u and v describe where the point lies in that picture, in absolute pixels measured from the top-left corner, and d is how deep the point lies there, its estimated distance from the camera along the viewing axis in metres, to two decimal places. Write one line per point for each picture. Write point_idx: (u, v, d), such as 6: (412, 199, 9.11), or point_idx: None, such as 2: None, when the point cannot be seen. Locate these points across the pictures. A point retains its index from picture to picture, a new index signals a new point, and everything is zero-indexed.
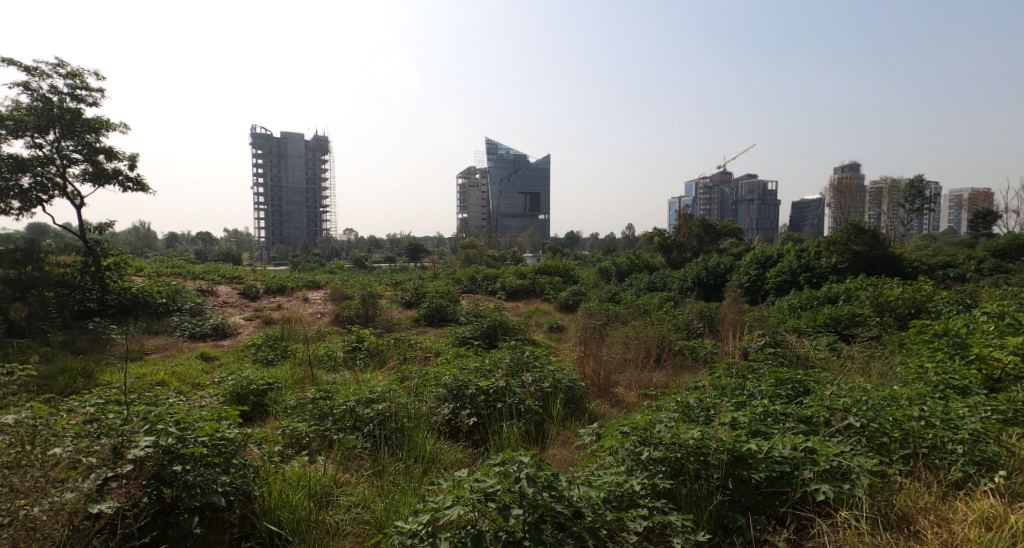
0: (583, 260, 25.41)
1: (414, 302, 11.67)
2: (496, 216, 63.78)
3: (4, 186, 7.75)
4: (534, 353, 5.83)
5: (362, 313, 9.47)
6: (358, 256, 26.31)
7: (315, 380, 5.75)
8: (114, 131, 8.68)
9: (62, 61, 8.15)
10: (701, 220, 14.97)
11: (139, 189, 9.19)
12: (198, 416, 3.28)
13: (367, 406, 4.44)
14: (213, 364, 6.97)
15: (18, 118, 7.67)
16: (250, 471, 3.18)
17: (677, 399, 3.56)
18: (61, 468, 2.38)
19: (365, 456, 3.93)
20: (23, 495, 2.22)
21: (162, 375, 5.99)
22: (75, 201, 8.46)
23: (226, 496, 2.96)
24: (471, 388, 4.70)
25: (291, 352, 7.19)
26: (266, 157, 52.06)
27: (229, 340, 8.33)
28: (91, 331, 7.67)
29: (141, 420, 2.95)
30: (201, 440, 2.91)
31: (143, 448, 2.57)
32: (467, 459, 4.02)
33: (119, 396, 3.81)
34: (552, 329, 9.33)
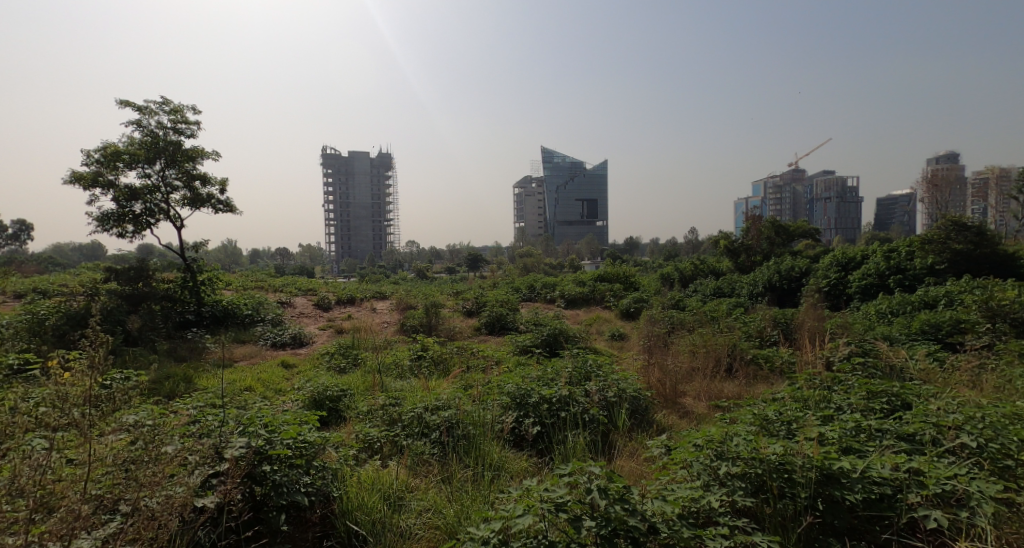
0: (645, 266, 24.83)
1: (475, 311, 11.85)
2: (555, 225, 63.70)
3: (121, 213, 8.68)
4: (597, 362, 5.73)
5: (426, 323, 9.74)
6: (420, 267, 27.05)
7: (385, 388, 5.97)
8: (208, 159, 9.48)
9: (165, 98, 9.02)
10: (772, 221, 14.21)
11: (228, 210, 9.97)
12: (283, 420, 3.54)
13: (434, 413, 4.54)
14: (292, 370, 7.41)
15: (132, 152, 8.57)
16: (329, 473, 3.37)
17: (754, 411, 3.38)
18: (172, 464, 2.52)
19: (433, 462, 4.00)
20: (143, 486, 2.35)
21: (249, 382, 6.44)
22: (176, 224, 9.31)
23: (308, 496, 3.16)
24: (534, 397, 4.69)
25: (362, 360, 7.50)
26: (335, 175, 55.17)
27: (306, 348, 8.83)
28: (189, 340, 8.43)
29: (235, 423, 3.26)
30: (286, 442, 3.18)
31: (238, 448, 2.86)
32: (533, 469, 4.01)
33: (215, 400, 4.16)
34: (615, 337, 9.15)
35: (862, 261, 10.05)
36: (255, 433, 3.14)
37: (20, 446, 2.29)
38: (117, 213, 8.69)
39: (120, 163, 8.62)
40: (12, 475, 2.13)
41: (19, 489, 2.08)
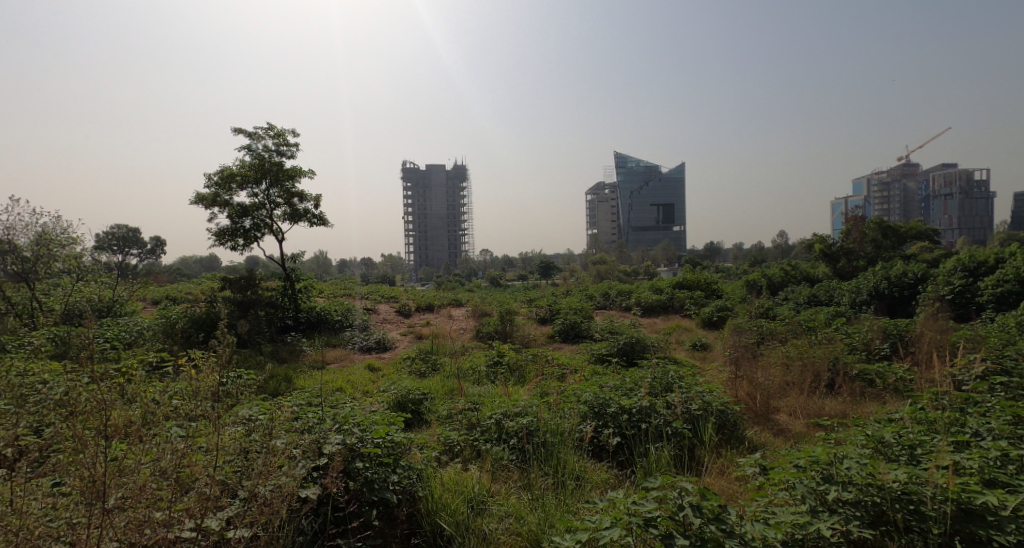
0: (728, 272, 23.58)
1: (549, 318, 11.81)
2: (630, 231, 62.29)
3: (234, 228, 9.61)
4: (679, 373, 5.49)
5: (500, 330, 9.86)
6: (494, 275, 27.46)
7: (463, 392, 6.09)
8: (305, 177, 10.25)
9: (270, 124, 9.88)
10: (878, 222, 12.95)
11: (321, 224, 10.71)
12: (373, 420, 3.72)
13: (512, 419, 4.56)
14: (377, 373, 7.79)
15: (243, 173, 9.48)
16: (415, 473, 3.47)
17: (866, 431, 3.07)
18: (280, 456, 2.70)
19: (513, 468, 4.01)
20: (259, 475, 2.53)
21: (340, 383, 6.86)
22: (278, 238, 10.14)
23: (396, 494, 3.29)
24: (613, 406, 4.57)
25: (441, 366, 7.71)
26: (415, 188, 57.79)
27: (389, 352, 9.27)
28: (289, 343, 9.13)
29: (331, 421, 3.48)
30: (375, 441, 3.36)
31: (334, 444, 3.08)
32: (613, 481, 3.90)
33: (311, 399, 4.45)
34: (696, 347, 8.74)
35: (995, 266, 8.88)
36: (349, 431, 3.36)
37: (162, 433, 2.59)
38: (231, 228, 9.63)
39: (233, 184, 9.56)
40: (156, 458, 2.42)
41: (161, 470, 2.35)
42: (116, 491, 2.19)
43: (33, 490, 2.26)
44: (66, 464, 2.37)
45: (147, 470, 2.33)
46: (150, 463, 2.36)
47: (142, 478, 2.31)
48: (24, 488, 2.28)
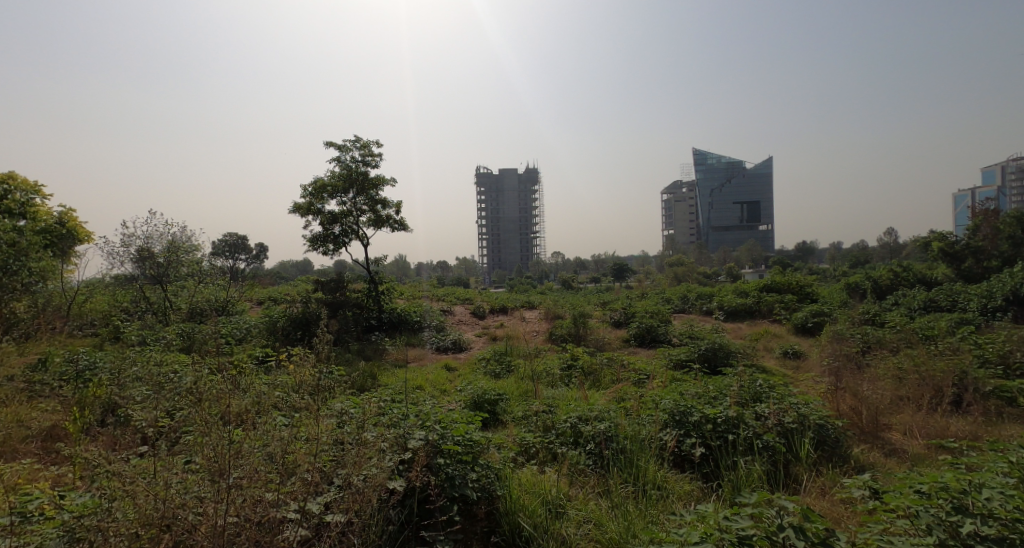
0: (826, 275, 21.68)
1: (623, 322, 11.48)
2: (710, 232, 59.43)
3: (325, 235, 10.26)
4: (771, 382, 5.10)
5: (574, 333, 9.71)
6: (566, 277, 27.16)
7: (538, 395, 6.04)
8: (388, 185, 10.72)
9: (357, 136, 10.45)
10: (1015, 217, 11.34)
11: (402, 229, 11.16)
12: (453, 419, 3.79)
13: (588, 424, 4.44)
14: (454, 373, 7.94)
15: (333, 183, 10.09)
16: (493, 473, 3.48)
17: (1009, 458, 2.66)
18: (370, 448, 2.81)
19: (590, 473, 3.89)
20: (352, 464, 2.65)
21: (420, 381, 7.08)
22: (364, 243, 10.69)
23: (475, 492, 3.32)
24: (696, 415, 4.29)
25: (515, 367, 7.72)
26: (488, 193, 58.81)
27: (464, 353, 9.45)
28: (373, 342, 9.61)
29: (415, 419, 3.58)
30: (456, 439, 3.43)
31: (417, 440, 3.20)
32: (698, 494, 3.68)
33: (393, 396, 4.60)
34: (788, 355, 8.11)
35: None
36: (431, 428, 3.46)
37: (270, 421, 2.80)
38: (323, 234, 10.28)
39: (325, 193, 10.21)
40: (265, 443, 2.62)
41: (269, 456, 2.55)
42: (234, 472, 2.40)
43: (167, 466, 2.52)
44: (193, 445, 2.63)
45: (258, 454, 2.54)
46: (261, 448, 2.57)
47: (253, 461, 2.50)
48: (161, 464, 2.55)
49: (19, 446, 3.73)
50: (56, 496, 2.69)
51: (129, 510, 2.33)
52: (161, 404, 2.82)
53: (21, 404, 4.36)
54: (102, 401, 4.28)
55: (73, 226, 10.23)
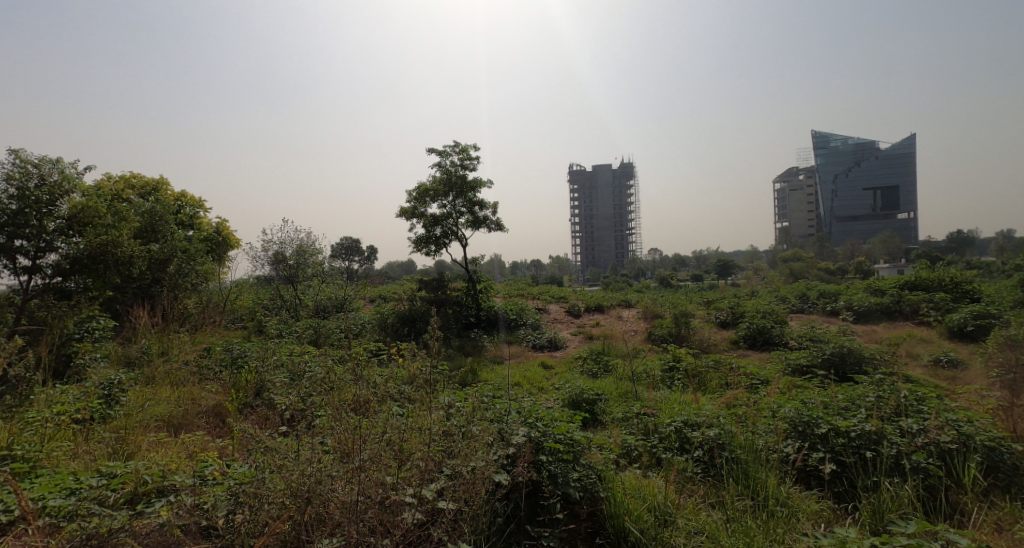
0: (985, 271, 18.57)
1: (731, 322, 10.73)
2: (831, 224, 53.77)
3: (428, 236, 10.77)
4: (916, 394, 4.46)
5: (675, 333, 9.23)
6: (664, 273, 25.97)
7: (638, 397, 5.82)
8: (484, 186, 11.00)
9: (456, 141, 10.84)
10: None
11: (498, 229, 11.40)
12: (554, 416, 3.78)
13: (694, 429, 4.18)
14: (551, 371, 7.92)
15: (435, 188, 10.55)
16: (595, 474, 3.41)
17: None
18: (477, 441, 2.89)
19: (700, 482, 3.65)
20: (462, 456, 2.77)
21: (517, 378, 7.15)
22: (463, 243, 11.05)
23: (577, 491, 3.28)
24: (824, 426, 3.84)
25: (613, 367, 7.52)
26: (582, 191, 58.25)
27: (561, 351, 9.42)
28: (472, 338, 9.93)
29: (517, 416, 3.62)
30: (558, 437, 3.42)
31: (520, 437, 3.24)
32: (827, 515, 3.31)
33: (492, 391, 4.69)
34: (938, 364, 7.04)
35: None
36: (534, 425, 3.50)
37: (386, 410, 2.99)
38: (426, 236, 10.80)
39: (428, 197, 10.73)
40: (383, 430, 2.82)
41: (387, 442, 2.72)
42: (360, 455, 2.60)
43: (297, 446, 2.78)
44: (324, 429, 2.90)
45: (376, 440, 2.72)
46: (379, 434, 2.76)
47: (373, 446, 2.69)
48: (300, 444, 2.81)
49: (193, 420, 4.30)
50: (223, 464, 3.05)
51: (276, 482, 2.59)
52: (296, 392, 3.13)
53: (190, 385, 5.07)
54: (247, 385, 4.84)
55: (227, 235, 11.80)
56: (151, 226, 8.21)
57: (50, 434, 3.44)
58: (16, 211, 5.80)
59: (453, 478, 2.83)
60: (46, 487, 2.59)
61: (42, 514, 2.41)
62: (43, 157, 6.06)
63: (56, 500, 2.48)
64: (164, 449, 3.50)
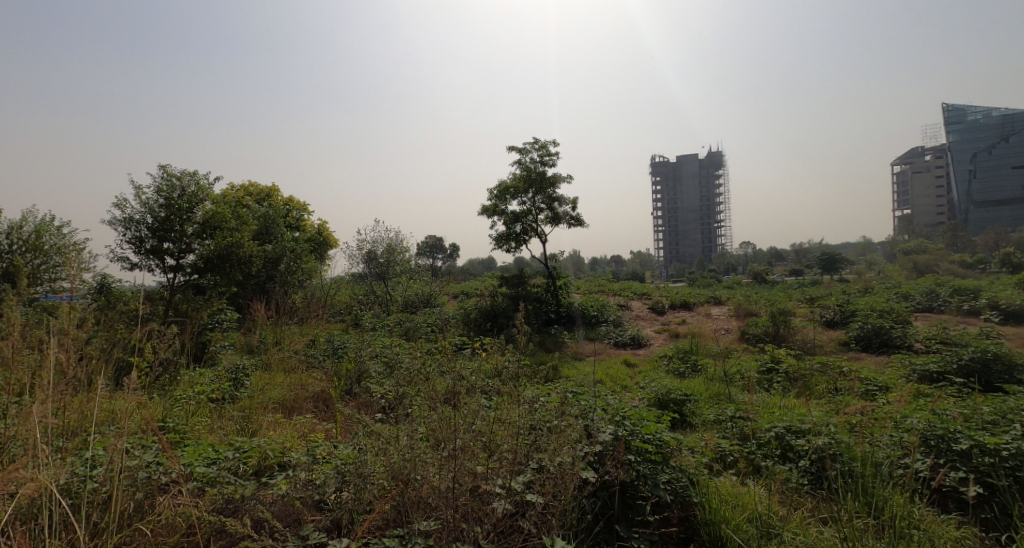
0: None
1: (839, 322, 9.84)
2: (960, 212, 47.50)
3: (508, 233, 10.92)
4: None
5: (773, 333, 8.62)
6: (759, 269, 24.24)
7: (732, 399, 5.50)
8: (563, 182, 10.95)
9: (535, 138, 10.90)
10: None
11: (578, 224, 11.29)
12: (642, 415, 3.69)
13: (800, 437, 3.89)
14: (634, 369, 7.72)
15: (515, 185, 10.67)
16: (686, 478, 3.29)
17: None
18: (568, 437, 2.89)
19: (808, 494, 3.38)
20: (551, 451, 2.79)
21: (600, 375, 7.04)
22: (542, 239, 11.08)
23: (668, 494, 3.18)
24: (965, 442, 3.40)
25: (703, 367, 7.17)
26: (666, 183, 56.18)
27: (644, 349, 9.15)
28: (553, 334, 9.93)
29: (603, 414, 3.57)
30: (647, 437, 3.34)
31: (606, 435, 3.21)
32: (967, 542, 2.92)
33: (577, 388, 4.65)
34: None
35: None
36: (621, 424, 3.44)
37: (477, 402, 3.08)
38: (506, 233, 10.96)
39: (507, 195, 10.86)
40: (474, 420, 2.90)
41: (477, 432, 2.81)
42: (454, 443, 2.69)
43: (397, 432, 2.93)
44: (421, 416, 3.04)
45: (468, 430, 2.81)
46: (470, 424, 2.84)
47: (466, 436, 2.77)
48: (400, 431, 2.98)
49: (302, 404, 4.68)
50: (331, 445, 3.29)
51: (379, 464, 2.76)
52: (395, 381, 3.33)
53: (299, 372, 5.53)
54: (346, 374, 5.18)
55: (326, 235, 12.75)
56: (265, 229, 9.15)
57: (193, 410, 3.91)
58: (164, 218, 6.68)
59: (542, 472, 2.87)
60: (193, 456, 2.93)
61: (190, 478, 2.72)
62: (186, 170, 6.87)
63: (201, 467, 2.79)
64: (279, 429, 3.84)
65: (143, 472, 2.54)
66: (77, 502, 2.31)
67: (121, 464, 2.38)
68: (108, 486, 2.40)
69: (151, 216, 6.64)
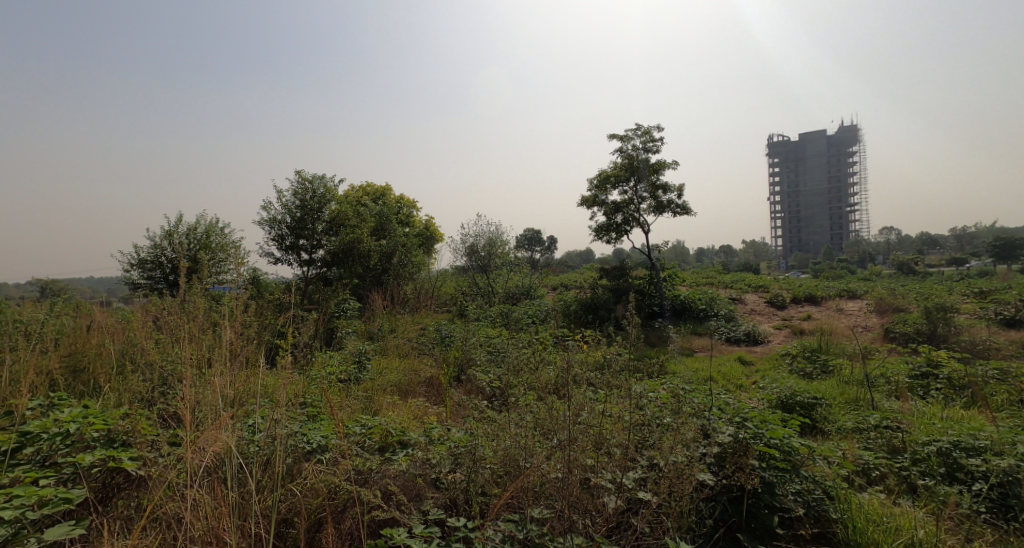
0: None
1: (1018, 322, 8.26)
2: None
3: (609, 224, 10.63)
4: None
5: (927, 332, 7.46)
6: (904, 258, 21.21)
7: (874, 406, 4.85)
8: (667, 168, 10.39)
9: (637, 124, 10.46)
10: None
11: (684, 213, 10.67)
12: (767, 419, 3.36)
13: (969, 455, 3.31)
14: (751, 368, 7.13)
15: (616, 174, 10.34)
16: (821, 490, 2.95)
17: None
18: (685, 437, 2.72)
19: (982, 523, 2.86)
20: (667, 450, 2.64)
21: (712, 372, 6.58)
22: (645, 230, 10.63)
23: (799, 506, 2.88)
24: None
25: (834, 368, 6.41)
26: (786, 165, 51.33)
27: (761, 347, 8.40)
28: (657, 328, 9.50)
29: (722, 415, 3.31)
30: (773, 442, 3.04)
31: (724, 436, 2.98)
32: None
33: (690, 384, 4.37)
34: None
35: None
36: (743, 425, 3.17)
37: (590, 394, 3.01)
38: (607, 224, 10.68)
39: (608, 184, 10.56)
40: (587, 411, 2.84)
41: (589, 424, 2.75)
42: (569, 433, 2.65)
43: (511, 420, 2.96)
44: (532, 405, 3.04)
45: (581, 421, 2.76)
46: (582, 416, 2.79)
47: (579, 427, 2.72)
48: (510, 419, 3.00)
49: (415, 388, 4.93)
50: (446, 428, 3.41)
51: (492, 449, 2.80)
52: (507, 369, 3.37)
53: (412, 357, 5.85)
54: (455, 361, 5.36)
55: (433, 231, 13.37)
56: (381, 225, 9.79)
57: (325, 388, 4.30)
58: (300, 218, 7.41)
59: (658, 471, 2.72)
60: (328, 429, 3.20)
61: (327, 449, 2.97)
62: (316, 175, 7.55)
63: (335, 439, 3.04)
64: (396, 410, 4.07)
65: (291, 440, 2.82)
66: (244, 461, 2.61)
67: (278, 431, 2.64)
68: (264, 449, 2.69)
69: (289, 216, 7.40)
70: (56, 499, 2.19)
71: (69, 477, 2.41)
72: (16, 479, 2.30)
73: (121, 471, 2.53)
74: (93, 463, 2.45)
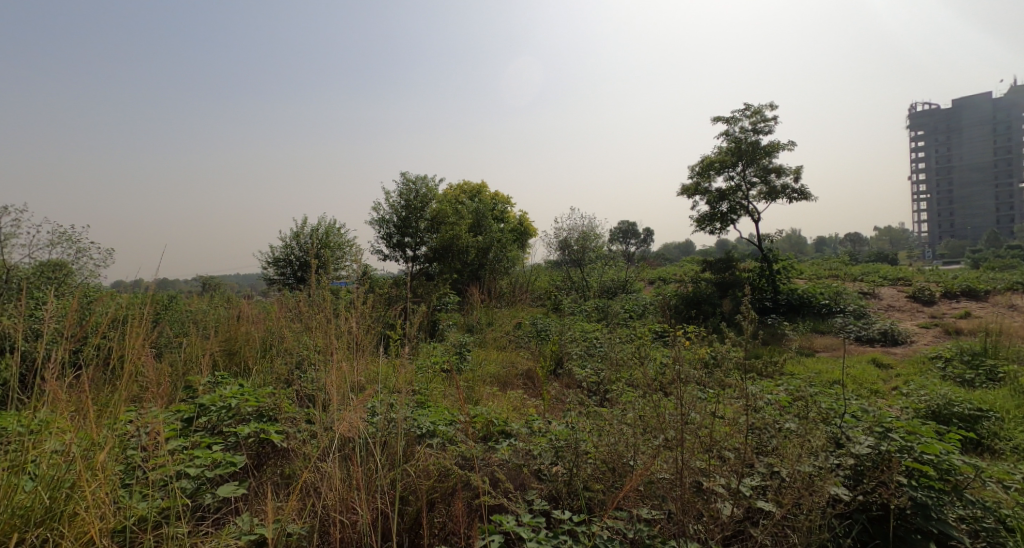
0: None
1: None
2: None
3: (712, 213, 9.91)
4: None
5: None
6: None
7: None
8: (782, 150, 9.43)
9: (747, 104, 9.62)
10: None
11: (802, 198, 9.62)
12: (918, 431, 2.88)
13: None
14: (889, 372, 6.25)
15: (721, 159, 9.60)
16: (994, 518, 2.46)
17: None
18: (819, 445, 2.40)
19: None
20: (798, 458, 2.36)
21: (840, 375, 5.88)
22: (756, 218, 9.76)
23: (963, 534, 2.42)
24: None
25: (1001, 376, 5.41)
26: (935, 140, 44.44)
27: (902, 348, 7.34)
28: (769, 326, 8.70)
29: (859, 423, 2.90)
30: (926, 457, 2.59)
31: (863, 446, 2.59)
32: None
33: (815, 388, 3.90)
34: None
35: None
36: (886, 435, 2.74)
37: (704, 394, 2.78)
38: (710, 213, 9.97)
39: (711, 170, 9.84)
40: (702, 412, 2.63)
41: (705, 425, 2.54)
42: (687, 434, 2.48)
43: (619, 416, 2.84)
44: (634, 404, 2.88)
45: (697, 421, 2.56)
46: (698, 416, 2.58)
47: (695, 427, 2.52)
48: (615, 415, 2.88)
49: (513, 380, 4.96)
50: (546, 421, 3.37)
51: (599, 445, 2.70)
52: (606, 366, 3.24)
53: (510, 350, 5.91)
54: (551, 354, 5.32)
55: (526, 226, 13.41)
56: (479, 221, 10.03)
57: (430, 377, 4.47)
58: (405, 217, 7.81)
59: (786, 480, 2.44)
60: (436, 415, 3.30)
61: (434, 434, 3.07)
62: (418, 175, 7.90)
63: (442, 426, 3.12)
64: (496, 401, 4.12)
65: (404, 423, 2.94)
66: (367, 440, 2.78)
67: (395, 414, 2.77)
68: (384, 431, 2.83)
69: (395, 216, 7.83)
70: (225, 462, 2.49)
71: (232, 445, 2.73)
72: (195, 443, 2.66)
73: (270, 442, 2.81)
74: (249, 434, 2.76)
